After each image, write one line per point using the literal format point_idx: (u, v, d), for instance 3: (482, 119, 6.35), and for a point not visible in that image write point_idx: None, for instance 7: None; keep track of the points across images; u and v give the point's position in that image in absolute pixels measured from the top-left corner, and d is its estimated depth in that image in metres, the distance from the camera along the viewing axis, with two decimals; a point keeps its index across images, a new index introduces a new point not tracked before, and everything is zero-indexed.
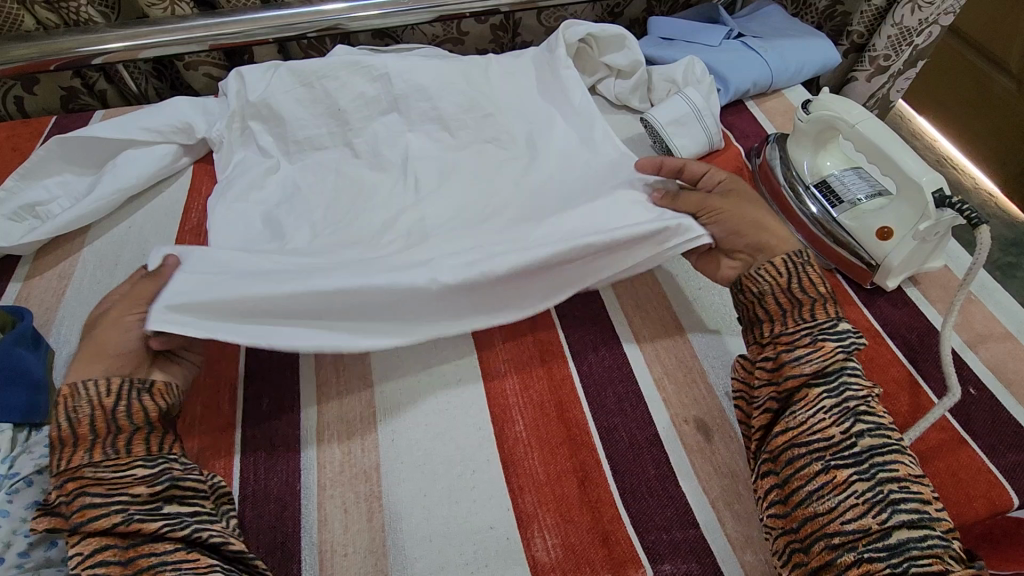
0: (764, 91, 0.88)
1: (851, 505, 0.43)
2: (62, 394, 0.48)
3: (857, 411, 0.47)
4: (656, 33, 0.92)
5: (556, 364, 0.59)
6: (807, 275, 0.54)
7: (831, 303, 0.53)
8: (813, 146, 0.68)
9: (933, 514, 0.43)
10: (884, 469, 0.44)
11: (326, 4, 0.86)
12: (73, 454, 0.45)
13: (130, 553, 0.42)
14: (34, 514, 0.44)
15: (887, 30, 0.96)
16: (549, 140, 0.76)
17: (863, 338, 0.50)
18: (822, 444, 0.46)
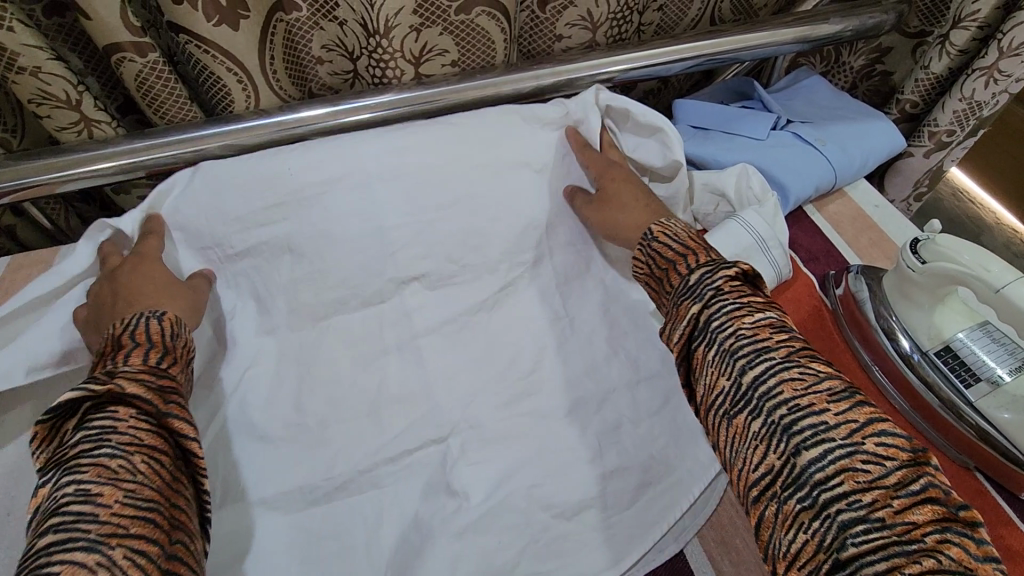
0: (825, 192, 0.72)
1: (755, 459, 0.40)
2: (164, 315, 0.48)
3: (732, 348, 0.43)
4: (686, 120, 0.78)
5: None
6: (657, 247, 0.53)
7: (688, 257, 0.50)
8: (925, 297, 0.52)
9: (834, 422, 0.38)
10: (770, 398, 0.40)
11: (285, 113, 0.70)
12: (163, 358, 0.46)
13: (175, 483, 0.41)
14: (114, 381, 0.41)
15: (952, 104, 0.82)
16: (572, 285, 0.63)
17: (718, 278, 0.46)
18: (719, 399, 0.43)
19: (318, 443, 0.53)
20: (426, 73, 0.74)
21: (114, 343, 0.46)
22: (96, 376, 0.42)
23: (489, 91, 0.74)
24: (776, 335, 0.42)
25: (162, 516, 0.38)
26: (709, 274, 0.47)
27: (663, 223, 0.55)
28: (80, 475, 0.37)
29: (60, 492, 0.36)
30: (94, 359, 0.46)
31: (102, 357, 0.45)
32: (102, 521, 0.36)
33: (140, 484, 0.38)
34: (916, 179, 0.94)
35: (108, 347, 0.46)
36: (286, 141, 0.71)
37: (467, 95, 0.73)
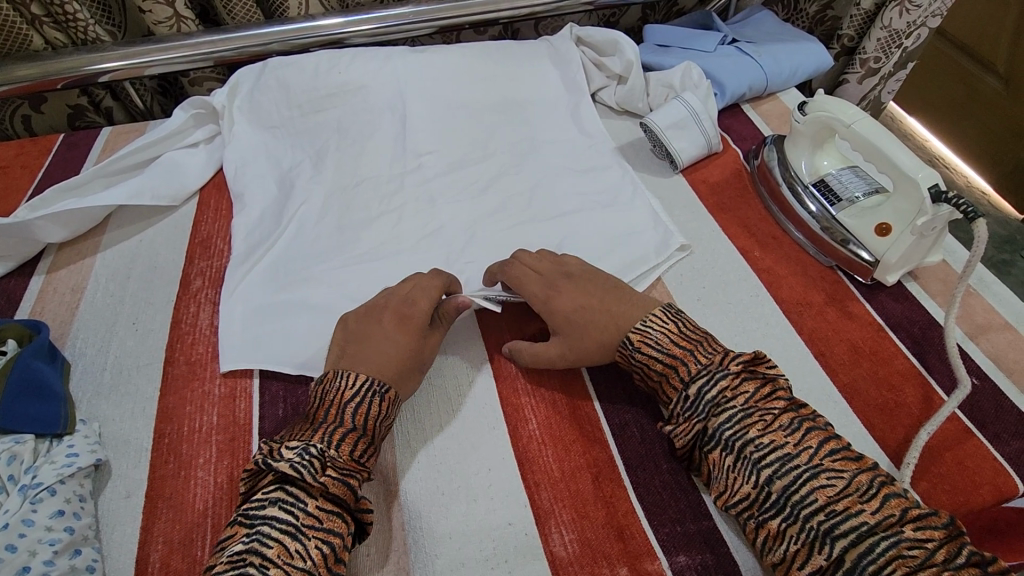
0: (759, 94, 0.90)
1: (795, 552, 0.44)
2: (386, 394, 0.52)
3: (752, 458, 0.47)
4: (652, 40, 0.95)
5: None
6: (641, 358, 0.54)
7: (678, 366, 0.52)
8: (811, 144, 0.70)
9: (873, 517, 0.43)
10: (803, 505, 0.44)
11: (327, 18, 0.88)
12: (364, 443, 0.50)
13: (345, 552, 0.45)
14: (325, 474, 0.46)
15: (877, 33, 0.98)
16: (551, 150, 0.82)
17: (717, 390, 0.50)
18: (744, 503, 0.47)
19: (349, 245, 0.71)
20: None
21: (338, 412, 0.50)
22: (311, 458, 0.46)
23: (491, 9, 0.92)
24: (790, 441, 0.47)
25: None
26: (707, 387, 0.50)
27: (640, 328, 0.55)
28: (277, 527, 0.44)
29: (259, 533, 0.44)
30: (317, 412, 0.51)
31: (321, 413, 0.51)
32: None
33: (311, 560, 0.43)
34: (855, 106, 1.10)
35: (329, 412, 0.51)
36: (326, 42, 0.89)
37: (472, 11, 0.91)
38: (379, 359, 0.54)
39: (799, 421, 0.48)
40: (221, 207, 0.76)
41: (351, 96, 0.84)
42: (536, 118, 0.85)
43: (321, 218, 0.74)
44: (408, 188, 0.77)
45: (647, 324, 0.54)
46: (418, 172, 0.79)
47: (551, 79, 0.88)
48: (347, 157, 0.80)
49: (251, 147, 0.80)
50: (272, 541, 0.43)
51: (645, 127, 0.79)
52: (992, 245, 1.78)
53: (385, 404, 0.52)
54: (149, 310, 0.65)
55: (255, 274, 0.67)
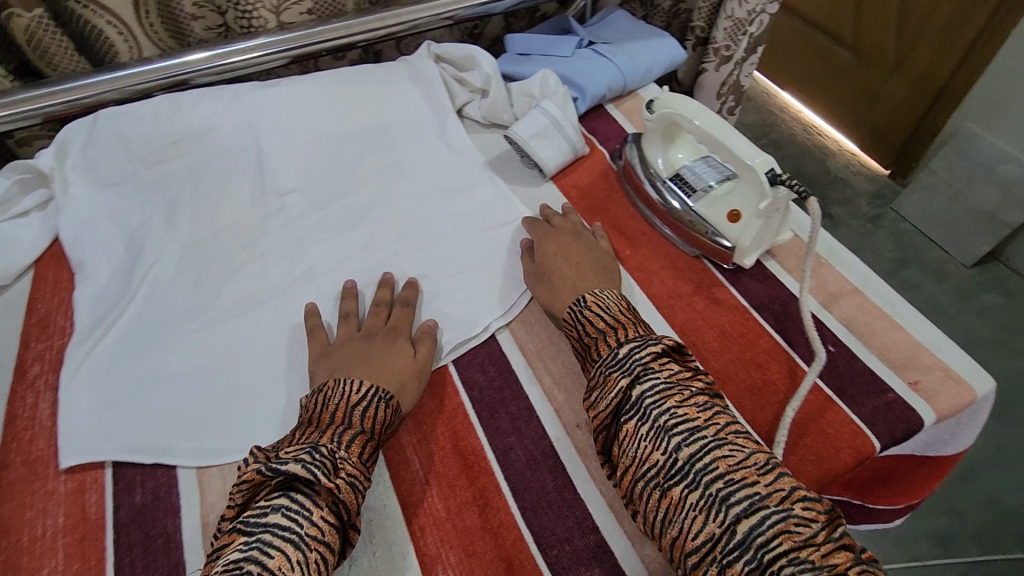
0: (621, 93, 0.92)
1: (692, 521, 0.44)
2: (390, 400, 0.53)
3: (666, 426, 0.47)
4: (514, 50, 0.96)
5: (446, 395, 0.58)
6: (588, 315, 0.57)
7: (618, 330, 0.55)
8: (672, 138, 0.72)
9: (765, 490, 0.43)
10: (705, 472, 0.44)
11: (164, 58, 0.82)
12: (369, 447, 0.50)
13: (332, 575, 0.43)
14: (337, 476, 0.45)
15: (722, 23, 1.04)
16: (420, 173, 0.80)
17: (647, 355, 0.51)
18: (652, 471, 0.47)
19: (210, 300, 0.66)
20: (287, 22, 0.89)
21: (346, 414, 0.50)
22: (323, 457, 0.46)
23: (344, 33, 0.89)
24: (703, 415, 0.48)
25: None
26: (638, 350, 0.52)
27: (595, 293, 0.59)
28: (281, 535, 0.42)
29: (260, 541, 0.41)
30: (314, 416, 0.51)
31: (327, 416, 0.50)
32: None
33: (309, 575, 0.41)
34: (716, 92, 1.16)
35: (337, 415, 0.50)
36: (168, 84, 0.83)
37: (324, 37, 0.88)
38: (384, 368, 0.55)
39: (712, 402, 0.49)
40: (59, 278, 0.69)
41: (198, 140, 0.79)
42: (403, 141, 0.83)
43: (177, 275, 0.69)
44: (272, 231, 0.73)
45: (603, 291, 0.59)
46: (281, 212, 0.75)
47: (414, 99, 0.86)
48: (201, 206, 0.75)
49: (89, 208, 0.73)
50: (274, 549, 0.41)
51: (510, 140, 0.79)
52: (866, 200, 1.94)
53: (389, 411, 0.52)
54: None
55: (101, 348, 0.61)
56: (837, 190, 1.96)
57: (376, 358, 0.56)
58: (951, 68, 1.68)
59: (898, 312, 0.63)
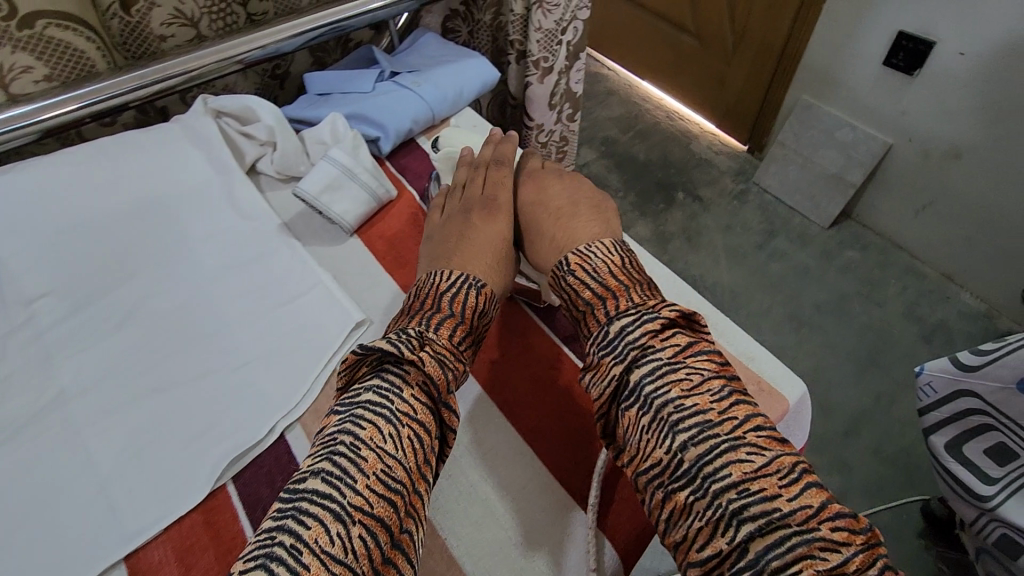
0: (432, 124, 0.87)
1: (701, 530, 0.44)
2: (480, 286, 0.61)
3: (672, 420, 0.47)
4: (312, 90, 0.88)
5: (224, 522, 0.52)
6: (574, 282, 0.60)
7: (608, 300, 0.57)
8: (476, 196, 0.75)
9: (787, 506, 0.42)
10: (716, 480, 0.44)
11: None
12: (453, 354, 0.54)
13: (428, 453, 0.48)
14: (421, 351, 0.52)
15: (534, 36, 1.00)
16: (205, 247, 0.71)
17: (644, 336, 0.52)
18: (656, 469, 0.48)
19: None
20: (21, 92, 0.76)
21: (433, 304, 0.58)
22: (410, 338, 0.52)
23: (96, 96, 0.77)
24: (716, 408, 0.47)
25: (406, 490, 0.45)
26: (635, 329, 0.53)
27: (580, 253, 0.62)
28: (316, 508, 0.41)
29: (298, 509, 0.41)
30: (416, 305, 0.59)
31: (418, 304, 0.59)
32: (363, 474, 0.44)
33: (402, 450, 0.46)
34: (548, 103, 1.13)
35: (432, 298, 0.59)
36: None
37: (68, 106, 0.75)
38: (476, 249, 0.66)
39: (729, 389, 0.48)
40: None
41: None
42: (184, 212, 0.73)
43: None
44: (14, 348, 0.61)
45: (590, 249, 0.61)
46: (27, 322, 0.63)
47: (192, 162, 0.76)
48: None
49: None
50: (312, 519, 0.41)
51: (300, 197, 0.72)
52: (731, 177, 2.02)
53: (479, 294, 0.61)
54: None
55: None
56: (704, 170, 2.03)
57: (466, 245, 0.66)
58: (780, 48, 1.76)
59: (709, 325, 0.61)
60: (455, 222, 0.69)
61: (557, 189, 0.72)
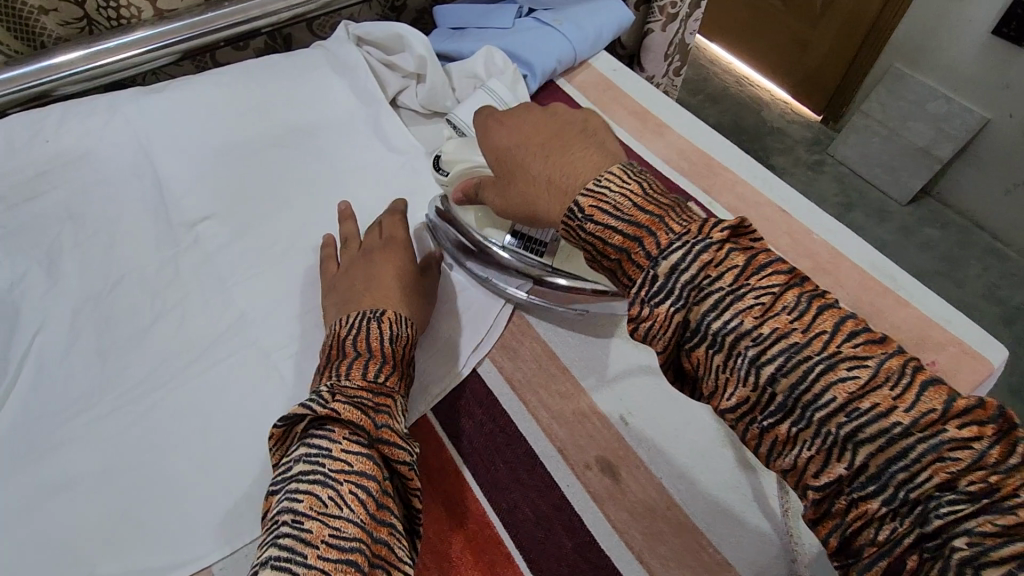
0: (571, 65, 0.83)
1: (808, 459, 0.34)
2: (380, 315, 0.51)
3: (754, 353, 0.35)
4: (445, 24, 0.85)
5: (427, 448, 0.49)
6: (594, 229, 0.41)
7: (643, 238, 0.40)
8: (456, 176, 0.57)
9: (905, 416, 0.31)
10: (818, 409, 0.33)
11: (23, 65, 0.66)
12: (383, 371, 0.48)
13: (384, 499, 0.40)
14: (335, 400, 0.43)
15: None
16: (362, 179, 0.69)
17: (696, 267, 0.37)
18: (746, 408, 0.36)
19: (119, 371, 0.54)
20: (168, 8, 0.73)
21: (340, 349, 0.49)
22: (321, 392, 0.44)
23: (239, 16, 0.74)
24: (799, 325, 0.35)
25: (367, 545, 0.37)
26: (683, 255, 0.37)
27: (594, 191, 0.42)
28: None
29: None
30: (323, 360, 0.50)
31: (326, 359, 0.49)
32: (311, 546, 0.35)
33: (348, 507, 0.38)
34: (664, 54, 1.08)
35: (336, 351, 0.49)
36: (26, 98, 0.67)
37: (213, 26, 0.73)
38: (375, 288, 0.54)
39: (805, 294, 0.36)
40: None
41: (74, 171, 0.62)
42: (334, 144, 0.71)
43: (73, 346, 0.55)
44: (188, 273, 0.60)
45: (603, 184, 0.42)
46: (200, 248, 0.62)
47: (340, 91, 0.73)
48: (87, 250, 0.60)
49: None
50: None
51: (452, 125, 0.69)
52: (805, 147, 1.96)
53: (382, 323, 0.51)
54: None
55: None
56: (777, 139, 1.97)
57: (372, 286, 0.55)
58: (876, 11, 1.65)
59: (898, 285, 0.59)
60: (362, 260, 0.57)
61: (514, 132, 0.51)
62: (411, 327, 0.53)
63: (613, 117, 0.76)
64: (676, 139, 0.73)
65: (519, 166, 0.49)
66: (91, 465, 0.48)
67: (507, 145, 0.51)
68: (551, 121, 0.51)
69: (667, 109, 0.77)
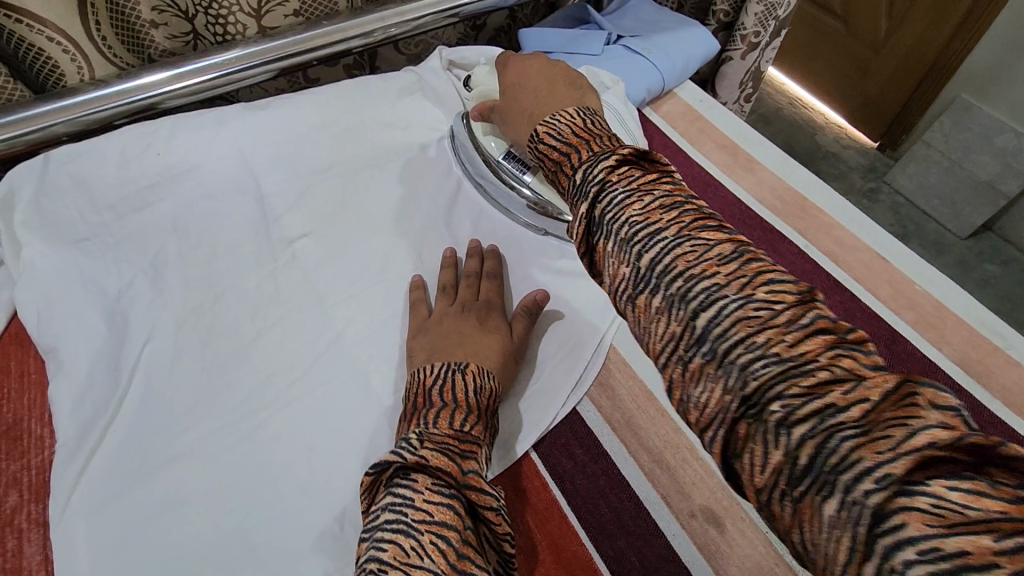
0: (658, 94, 0.82)
1: (747, 446, 0.31)
2: (465, 367, 0.50)
3: (682, 292, 0.36)
4: (531, 47, 0.84)
5: (533, 489, 0.50)
6: (541, 149, 0.48)
7: (572, 154, 0.45)
8: (484, 125, 0.67)
9: (810, 359, 0.31)
10: (728, 342, 0.33)
11: (133, 79, 0.68)
12: (469, 422, 0.45)
13: (467, 548, 0.36)
14: (424, 446, 0.41)
15: (753, 8, 0.94)
16: (454, 205, 0.70)
17: (628, 205, 0.39)
18: (672, 344, 0.36)
19: (226, 388, 0.55)
20: (271, 25, 0.75)
21: (426, 398, 0.48)
22: (409, 438, 0.42)
23: (337, 36, 0.75)
24: (725, 269, 0.36)
25: None
26: (624, 195, 0.39)
27: (547, 123, 0.49)
28: None
29: None
30: (406, 408, 0.49)
31: (411, 408, 0.48)
32: None
33: (430, 557, 0.34)
34: (739, 81, 1.06)
35: (417, 403, 0.48)
36: (133, 110, 0.69)
37: (312, 44, 0.74)
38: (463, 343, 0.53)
39: (741, 250, 0.37)
40: (27, 370, 0.56)
41: (182, 184, 0.64)
42: (425, 166, 0.71)
43: (179, 358, 0.56)
44: (287, 291, 0.61)
45: (554, 118, 0.48)
46: (297, 264, 0.63)
47: (433, 115, 0.74)
48: (188, 259, 0.61)
49: (55, 277, 0.58)
50: None
51: None
52: (859, 174, 1.93)
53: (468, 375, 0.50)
54: None
55: (95, 466, 0.49)
56: (831, 164, 1.94)
57: (463, 340, 0.53)
58: (945, 38, 1.63)
59: (1007, 343, 0.58)
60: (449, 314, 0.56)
61: (523, 68, 0.59)
62: (494, 381, 0.51)
63: (701, 150, 0.76)
64: (767, 177, 0.72)
65: (514, 104, 0.57)
66: (205, 481, 0.50)
67: (514, 77, 0.59)
68: (545, 65, 0.58)
69: (758, 145, 0.76)
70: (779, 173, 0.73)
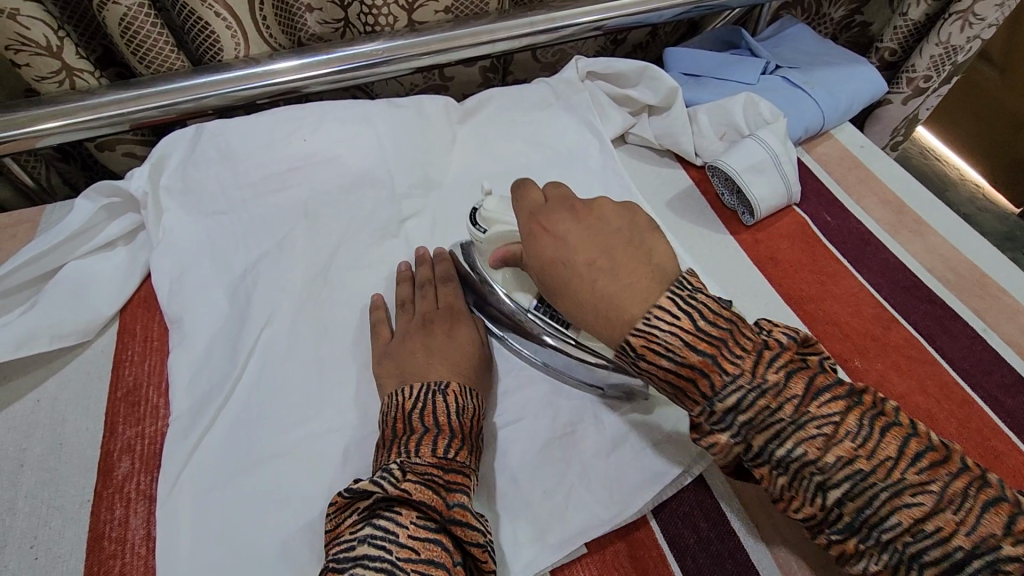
0: (813, 134, 0.75)
1: (877, 569, 0.36)
2: (445, 387, 0.48)
3: (740, 404, 0.38)
4: (676, 68, 0.78)
5: (651, 560, 0.46)
6: (644, 368, 0.40)
7: (697, 378, 0.39)
8: (508, 275, 0.53)
9: (807, 436, 0.37)
10: (766, 428, 0.38)
11: (278, 62, 0.68)
12: (454, 446, 0.44)
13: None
14: (406, 480, 0.41)
15: (928, 50, 0.84)
16: None
17: (676, 343, 0.39)
18: (692, 413, 0.40)
19: (338, 386, 0.53)
20: (419, 21, 0.74)
21: (405, 423, 0.46)
22: (390, 469, 0.41)
23: (483, 38, 0.73)
24: (740, 357, 0.39)
25: None
26: (666, 328, 0.39)
27: (643, 328, 0.40)
28: None
29: None
30: (384, 433, 0.46)
31: (390, 432, 0.46)
32: None
33: None
34: (893, 127, 0.96)
35: (399, 426, 0.46)
36: (278, 92, 0.69)
37: (457, 45, 0.72)
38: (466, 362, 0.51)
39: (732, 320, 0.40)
40: (149, 334, 0.57)
41: (316, 171, 0.64)
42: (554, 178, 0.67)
43: (293, 349, 0.55)
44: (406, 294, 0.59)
45: (653, 321, 0.39)
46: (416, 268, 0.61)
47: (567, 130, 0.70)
48: (312, 248, 0.60)
49: (192, 250, 0.58)
50: None
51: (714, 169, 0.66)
52: None
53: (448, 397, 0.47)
54: (66, 509, 0.46)
55: (207, 445, 0.49)
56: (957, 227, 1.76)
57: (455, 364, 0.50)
58: None
59: None
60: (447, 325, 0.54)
61: (556, 231, 0.46)
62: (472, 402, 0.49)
63: (861, 203, 0.68)
64: (939, 244, 0.64)
65: (559, 258, 0.45)
66: (309, 481, 0.48)
67: (547, 212, 0.47)
68: (589, 229, 0.46)
69: (929, 206, 0.67)
70: (954, 241, 0.64)
